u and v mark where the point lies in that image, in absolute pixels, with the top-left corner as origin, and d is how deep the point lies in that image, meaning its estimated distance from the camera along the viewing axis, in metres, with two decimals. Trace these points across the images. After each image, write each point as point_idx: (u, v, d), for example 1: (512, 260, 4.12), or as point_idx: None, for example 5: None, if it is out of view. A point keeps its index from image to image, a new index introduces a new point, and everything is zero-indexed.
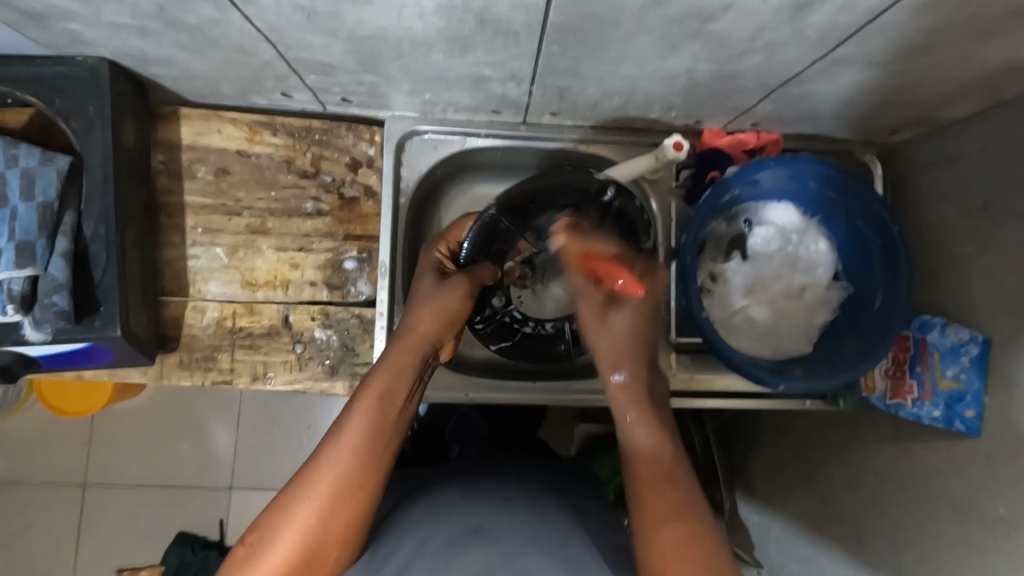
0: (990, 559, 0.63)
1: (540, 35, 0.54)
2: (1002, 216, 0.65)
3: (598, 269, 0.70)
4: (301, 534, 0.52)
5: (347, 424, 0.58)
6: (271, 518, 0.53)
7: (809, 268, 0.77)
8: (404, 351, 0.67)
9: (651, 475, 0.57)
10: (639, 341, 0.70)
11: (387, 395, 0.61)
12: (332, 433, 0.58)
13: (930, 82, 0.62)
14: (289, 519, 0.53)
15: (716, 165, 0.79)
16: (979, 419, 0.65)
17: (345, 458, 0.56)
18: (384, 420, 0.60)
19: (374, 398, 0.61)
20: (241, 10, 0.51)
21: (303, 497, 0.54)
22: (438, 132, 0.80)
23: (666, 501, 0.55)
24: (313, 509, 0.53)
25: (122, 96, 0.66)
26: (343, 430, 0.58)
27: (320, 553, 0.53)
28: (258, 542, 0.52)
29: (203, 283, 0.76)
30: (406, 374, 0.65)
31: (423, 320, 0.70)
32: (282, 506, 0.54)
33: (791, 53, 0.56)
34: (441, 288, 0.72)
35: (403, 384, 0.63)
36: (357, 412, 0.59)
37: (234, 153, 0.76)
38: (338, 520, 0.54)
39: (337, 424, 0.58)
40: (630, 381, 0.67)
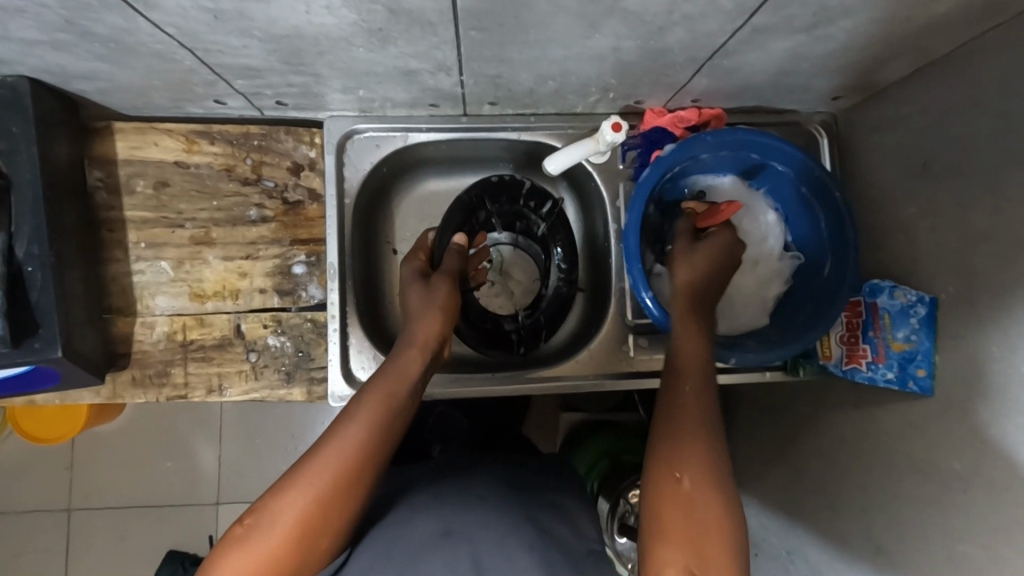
0: (949, 517, 0.63)
1: (457, 22, 0.53)
2: (939, 175, 0.66)
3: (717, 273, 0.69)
4: (296, 518, 0.52)
5: (352, 421, 0.58)
6: (271, 499, 0.53)
7: (756, 242, 0.78)
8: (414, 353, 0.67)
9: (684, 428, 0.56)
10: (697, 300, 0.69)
11: (397, 394, 0.62)
12: (335, 425, 0.58)
13: (858, 45, 0.62)
14: (285, 502, 0.53)
15: (659, 144, 0.78)
16: (930, 378, 0.66)
17: (345, 449, 0.56)
18: (390, 420, 0.60)
19: (381, 398, 0.61)
20: (147, 16, 0.50)
21: (299, 484, 0.54)
22: (379, 130, 0.79)
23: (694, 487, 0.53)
24: (310, 498, 0.53)
25: (46, 113, 0.65)
26: (347, 426, 0.58)
27: (309, 542, 0.53)
28: (257, 523, 0.52)
29: (150, 298, 0.75)
30: (411, 376, 0.65)
31: (425, 323, 0.70)
32: (279, 493, 0.54)
33: (711, 24, 0.56)
34: (429, 291, 0.73)
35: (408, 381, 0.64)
36: (361, 409, 0.59)
37: (173, 165, 0.75)
38: (336, 504, 0.54)
39: (341, 419, 0.58)
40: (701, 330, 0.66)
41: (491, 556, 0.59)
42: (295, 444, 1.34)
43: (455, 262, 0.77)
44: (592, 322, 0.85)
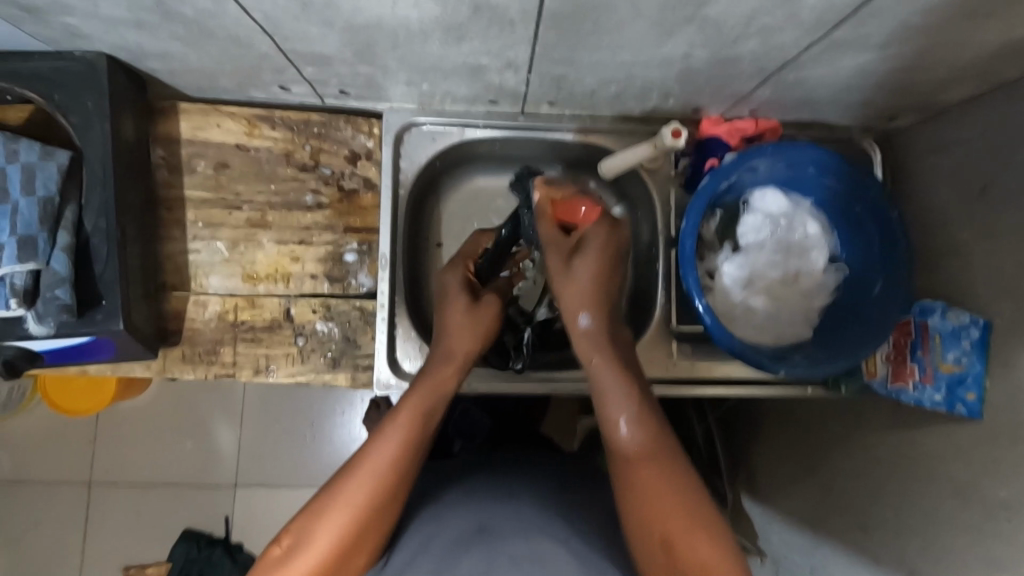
0: (994, 542, 0.63)
1: (536, 22, 0.54)
2: (999, 198, 0.65)
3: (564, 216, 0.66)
4: (334, 540, 0.52)
5: (382, 437, 0.57)
6: (308, 519, 0.52)
7: (803, 253, 0.77)
8: (448, 369, 0.65)
9: (636, 441, 0.54)
10: (606, 285, 0.63)
11: (435, 414, 0.61)
12: (367, 443, 0.57)
13: (928, 65, 0.62)
14: (323, 523, 0.52)
15: (715, 153, 0.77)
16: (980, 402, 0.65)
17: (380, 470, 0.55)
18: (421, 441, 0.58)
19: (416, 412, 0.59)
20: (237, 2, 0.51)
21: (337, 503, 0.53)
22: (436, 124, 0.80)
23: (666, 490, 0.52)
24: (347, 519, 0.52)
25: (120, 89, 0.66)
26: (380, 443, 0.56)
27: (347, 560, 0.53)
28: (294, 545, 0.51)
29: (204, 277, 0.77)
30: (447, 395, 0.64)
31: (461, 342, 0.68)
32: (315, 512, 0.53)
33: (787, 37, 0.56)
34: (478, 310, 0.71)
35: (441, 397, 0.62)
36: (393, 425, 0.58)
37: (233, 147, 0.77)
38: (370, 524, 0.54)
39: (372, 439, 0.57)
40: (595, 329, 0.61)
41: (522, 546, 0.55)
42: (318, 430, 1.35)
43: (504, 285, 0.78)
44: (635, 327, 0.85)
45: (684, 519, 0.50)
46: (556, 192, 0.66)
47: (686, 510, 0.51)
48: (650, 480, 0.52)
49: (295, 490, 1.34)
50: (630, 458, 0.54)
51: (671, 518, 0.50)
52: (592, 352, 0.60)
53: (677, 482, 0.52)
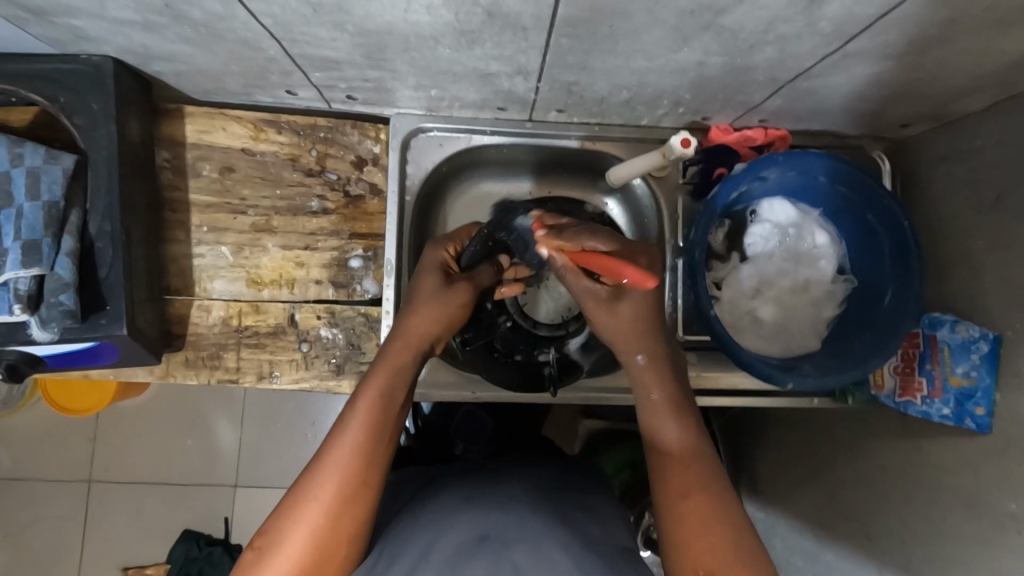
0: (1002, 557, 0.62)
1: (549, 29, 0.53)
2: (1011, 209, 0.65)
3: (594, 265, 0.56)
4: (309, 536, 0.52)
5: (345, 428, 0.56)
6: (279, 523, 0.52)
7: (813, 262, 0.77)
8: (402, 349, 0.63)
9: (682, 474, 0.54)
10: (653, 322, 0.60)
11: (389, 398, 0.58)
12: (331, 434, 0.56)
13: (943, 76, 0.62)
14: (296, 524, 0.52)
15: (724, 161, 0.78)
16: (989, 416, 0.65)
17: (345, 459, 0.54)
18: (384, 426, 0.57)
19: (373, 397, 0.58)
20: (247, 5, 0.51)
21: (308, 504, 0.52)
22: (443, 129, 0.79)
23: (707, 516, 0.51)
24: (319, 517, 0.52)
25: (126, 92, 0.65)
26: (341, 433, 0.56)
27: (326, 559, 0.53)
28: (268, 547, 0.51)
29: (209, 282, 0.76)
30: (407, 373, 0.61)
31: (418, 318, 0.65)
32: (288, 515, 0.52)
33: (803, 47, 0.56)
34: (445, 291, 0.68)
35: (403, 375, 0.61)
36: (353, 412, 0.57)
37: (239, 151, 0.76)
38: (345, 518, 0.53)
39: (335, 427, 0.56)
40: (649, 363, 0.60)
41: (528, 556, 0.55)
42: (318, 433, 1.34)
43: (489, 276, 0.73)
44: None
45: (717, 540, 0.50)
46: (570, 242, 0.58)
47: (724, 526, 0.51)
48: (696, 503, 0.53)
49: None
50: (675, 488, 0.54)
51: (702, 531, 0.51)
52: (653, 391, 0.59)
53: (719, 503, 0.52)
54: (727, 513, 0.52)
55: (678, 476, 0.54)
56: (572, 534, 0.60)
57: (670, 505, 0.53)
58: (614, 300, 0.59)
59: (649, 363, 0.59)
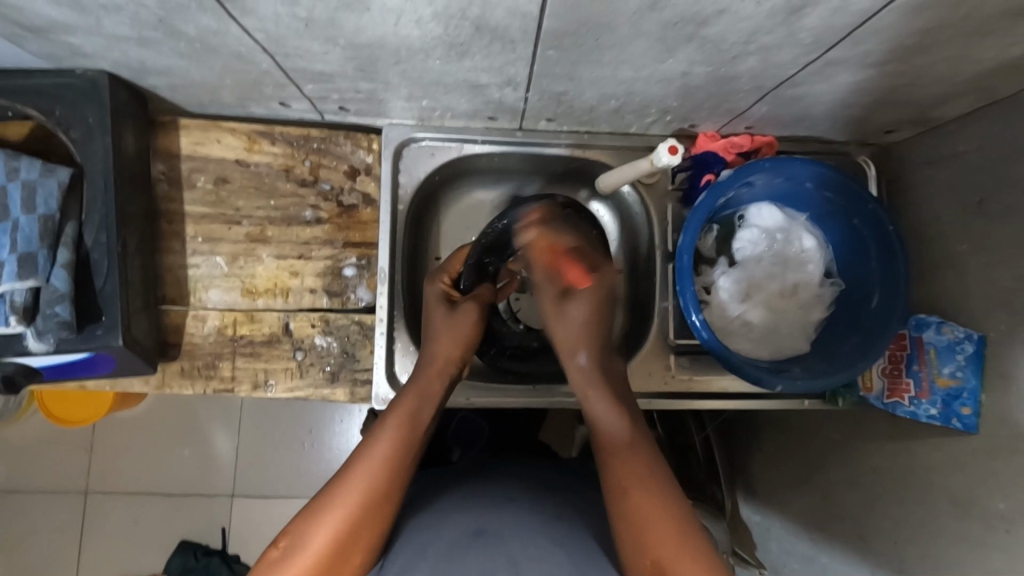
0: (992, 555, 0.63)
1: (536, 41, 0.54)
2: (993, 212, 0.66)
3: (563, 264, 0.69)
4: (334, 537, 0.52)
5: (378, 437, 0.59)
6: (305, 521, 0.53)
7: (800, 266, 0.78)
8: (433, 373, 0.68)
9: (629, 460, 0.59)
10: (598, 327, 0.69)
11: (418, 412, 0.62)
12: (364, 442, 0.59)
13: (923, 83, 0.63)
14: (321, 521, 0.52)
15: (711, 167, 0.79)
16: (975, 416, 0.66)
17: (377, 466, 0.56)
18: (413, 443, 0.60)
19: (405, 415, 0.61)
20: (240, 21, 0.52)
21: (335, 504, 0.53)
22: (435, 139, 0.80)
23: (664, 519, 0.54)
24: (346, 518, 0.53)
25: (122, 106, 0.66)
26: (374, 442, 0.58)
27: (342, 561, 0.52)
28: (292, 545, 0.51)
29: (204, 291, 0.77)
30: (436, 397, 0.66)
31: (445, 343, 0.71)
32: (316, 513, 0.53)
33: (784, 56, 0.57)
34: (455, 313, 0.73)
35: (433, 396, 0.65)
36: (388, 425, 0.60)
37: (233, 162, 0.77)
38: (368, 522, 0.54)
39: (369, 437, 0.59)
40: (591, 365, 0.67)
41: (522, 550, 0.55)
42: (315, 441, 1.35)
43: (486, 292, 0.77)
44: (632, 339, 0.86)
45: (678, 542, 0.52)
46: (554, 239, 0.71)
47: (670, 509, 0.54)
48: (637, 485, 0.56)
49: (292, 501, 1.33)
50: (620, 479, 0.57)
51: (651, 510, 0.54)
52: (589, 387, 0.66)
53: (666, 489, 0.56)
54: (683, 518, 0.54)
55: (630, 478, 0.57)
56: (567, 530, 0.60)
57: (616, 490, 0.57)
58: (565, 299, 0.69)
59: (590, 366, 0.67)
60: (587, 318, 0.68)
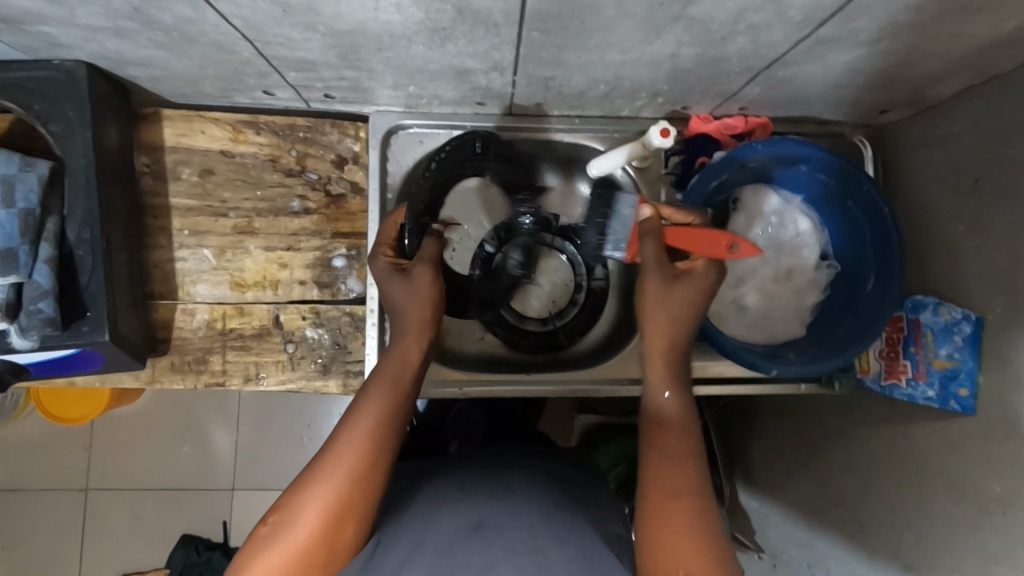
0: (987, 537, 0.63)
1: (520, 24, 0.53)
2: (993, 192, 0.65)
3: (695, 239, 0.64)
4: (322, 512, 0.51)
5: (358, 411, 0.57)
6: (292, 498, 0.52)
7: (795, 250, 0.77)
8: (411, 342, 0.64)
9: (669, 463, 0.53)
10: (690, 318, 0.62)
11: (403, 381, 0.60)
12: (345, 417, 0.57)
13: (918, 60, 0.62)
14: (309, 498, 0.52)
15: (704, 150, 0.78)
16: (973, 398, 0.65)
17: (358, 440, 0.55)
18: (394, 411, 0.58)
19: (385, 386, 0.60)
20: (216, 8, 0.50)
21: (319, 482, 0.53)
22: (423, 126, 0.79)
23: (689, 531, 0.49)
24: (332, 494, 0.52)
25: (101, 98, 0.65)
26: (355, 416, 0.57)
27: (338, 534, 0.52)
28: (281, 522, 0.51)
29: (192, 285, 0.76)
30: (412, 364, 0.63)
31: (415, 309, 0.66)
32: (298, 488, 0.53)
33: (775, 34, 0.56)
34: (412, 280, 0.67)
35: (411, 363, 0.62)
36: (368, 399, 0.58)
37: (218, 153, 0.76)
38: (355, 496, 0.53)
39: (349, 411, 0.57)
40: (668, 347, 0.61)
41: (521, 541, 0.55)
42: (314, 434, 1.34)
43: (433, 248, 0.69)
44: (628, 327, 0.85)
45: (703, 556, 0.48)
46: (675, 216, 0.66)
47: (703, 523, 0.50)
48: (681, 496, 0.51)
49: None
50: (661, 481, 0.52)
51: (682, 523, 0.49)
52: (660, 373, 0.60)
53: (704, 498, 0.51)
54: (696, 488, 0.52)
55: (659, 450, 0.54)
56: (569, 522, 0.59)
57: (659, 494, 0.51)
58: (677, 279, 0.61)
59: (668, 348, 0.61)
60: (684, 306, 0.61)
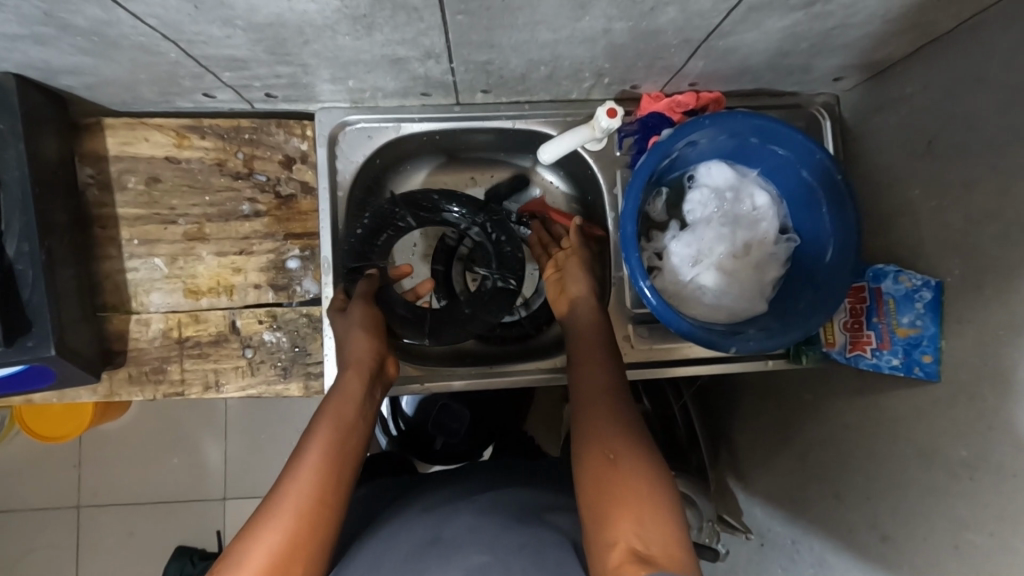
0: (957, 504, 0.61)
1: (441, 6, 0.52)
2: (944, 152, 0.64)
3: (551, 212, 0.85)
4: (268, 557, 0.48)
5: (306, 448, 0.55)
6: (238, 545, 0.48)
7: (753, 223, 0.76)
8: (354, 374, 0.63)
9: (609, 428, 0.54)
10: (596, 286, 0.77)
11: (349, 411, 0.59)
12: (293, 457, 0.55)
13: (858, 22, 0.61)
14: (254, 543, 0.48)
15: (657, 130, 0.76)
16: (936, 364, 0.64)
17: (307, 477, 0.52)
18: (345, 445, 0.57)
19: (332, 418, 0.58)
20: (127, 7, 0.49)
21: (266, 525, 0.49)
22: (370, 121, 0.77)
23: (635, 471, 0.50)
24: (280, 535, 0.49)
25: (34, 109, 0.64)
26: (303, 453, 0.55)
27: None
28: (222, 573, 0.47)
29: (145, 295, 0.75)
30: (357, 396, 0.61)
31: (360, 342, 0.65)
32: (248, 532, 0.49)
33: (705, 3, 0.54)
34: (349, 317, 0.68)
35: (357, 395, 0.61)
36: (312, 435, 0.56)
37: (163, 160, 0.75)
38: (305, 538, 0.50)
39: (296, 448, 0.55)
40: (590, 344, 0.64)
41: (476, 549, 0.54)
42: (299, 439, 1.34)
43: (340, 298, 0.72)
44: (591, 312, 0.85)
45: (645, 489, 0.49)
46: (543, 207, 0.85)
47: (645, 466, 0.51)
48: (619, 446, 0.52)
49: None
50: (601, 441, 0.53)
51: (628, 466, 0.50)
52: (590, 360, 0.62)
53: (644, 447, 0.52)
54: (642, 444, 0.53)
55: (600, 418, 0.55)
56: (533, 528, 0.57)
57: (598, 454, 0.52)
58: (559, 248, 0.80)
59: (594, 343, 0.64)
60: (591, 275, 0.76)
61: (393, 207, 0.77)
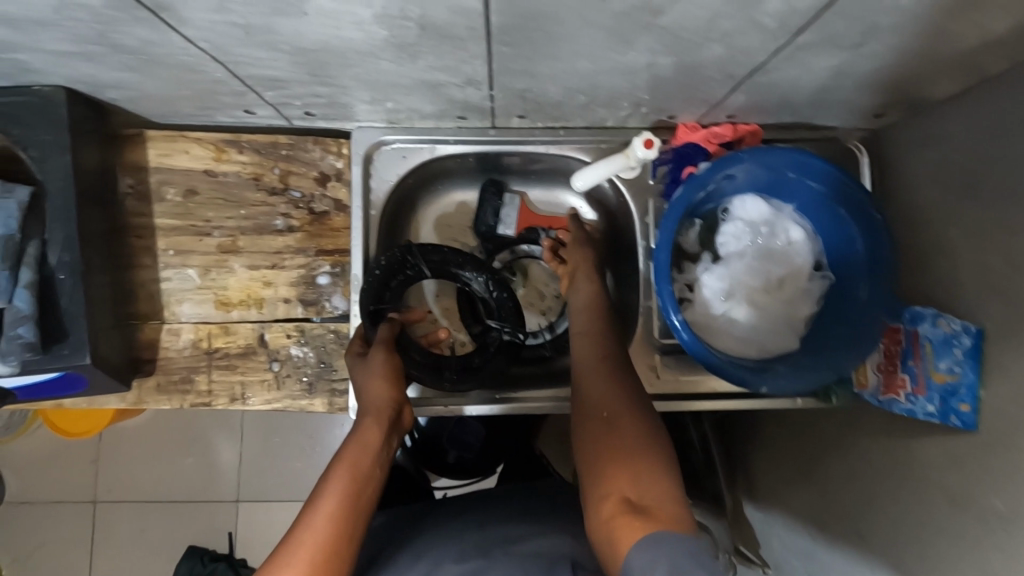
0: (990, 557, 0.59)
1: (486, 38, 0.52)
2: (988, 196, 0.63)
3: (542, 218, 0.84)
4: None
5: (322, 494, 0.53)
6: None
7: (785, 259, 0.75)
8: (373, 420, 0.61)
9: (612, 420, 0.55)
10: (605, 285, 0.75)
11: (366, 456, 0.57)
12: (309, 501, 0.54)
13: (905, 62, 0.60)
14: None
15: (693, 160, 0.76)
16: (975, 414, 0.62)
17: (323, 523, 0.51)
18: (364, 493, 0.55)
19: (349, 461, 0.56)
20: (179, 31, 0.50)
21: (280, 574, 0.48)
22: (405, 141, 0.78)
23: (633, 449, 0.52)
24: None
25: (80, 120, 0.65)
26: (320, 498, 0.53)
27: None
28: None
29: (177, 305, 0.76)
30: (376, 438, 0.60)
31: (377, 385, 0.65)
32: None
33: (751, 40, 0.54)
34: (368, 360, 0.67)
35: (376, 437, 0.59)
36: (329, 479, 0.55)
37: (201, 173, 0.76)
38: None
39: (312, 493, 0.54)
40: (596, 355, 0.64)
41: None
42: (315, 445, 1.34)
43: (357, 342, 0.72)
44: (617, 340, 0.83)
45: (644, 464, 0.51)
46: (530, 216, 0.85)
47: (644, 445, 0.52)
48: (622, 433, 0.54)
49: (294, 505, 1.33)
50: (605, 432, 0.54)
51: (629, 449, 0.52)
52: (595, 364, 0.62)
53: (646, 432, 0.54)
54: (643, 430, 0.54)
55: (603, 410, 0.57)
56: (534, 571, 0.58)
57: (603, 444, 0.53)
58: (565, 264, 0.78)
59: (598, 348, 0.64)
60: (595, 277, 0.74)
61: (406, 254, 0.75)
